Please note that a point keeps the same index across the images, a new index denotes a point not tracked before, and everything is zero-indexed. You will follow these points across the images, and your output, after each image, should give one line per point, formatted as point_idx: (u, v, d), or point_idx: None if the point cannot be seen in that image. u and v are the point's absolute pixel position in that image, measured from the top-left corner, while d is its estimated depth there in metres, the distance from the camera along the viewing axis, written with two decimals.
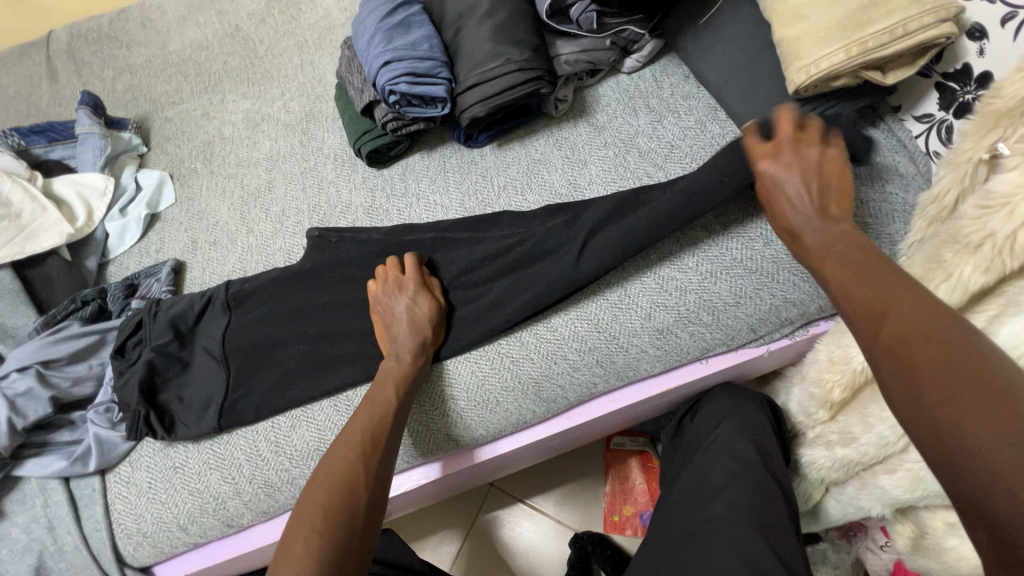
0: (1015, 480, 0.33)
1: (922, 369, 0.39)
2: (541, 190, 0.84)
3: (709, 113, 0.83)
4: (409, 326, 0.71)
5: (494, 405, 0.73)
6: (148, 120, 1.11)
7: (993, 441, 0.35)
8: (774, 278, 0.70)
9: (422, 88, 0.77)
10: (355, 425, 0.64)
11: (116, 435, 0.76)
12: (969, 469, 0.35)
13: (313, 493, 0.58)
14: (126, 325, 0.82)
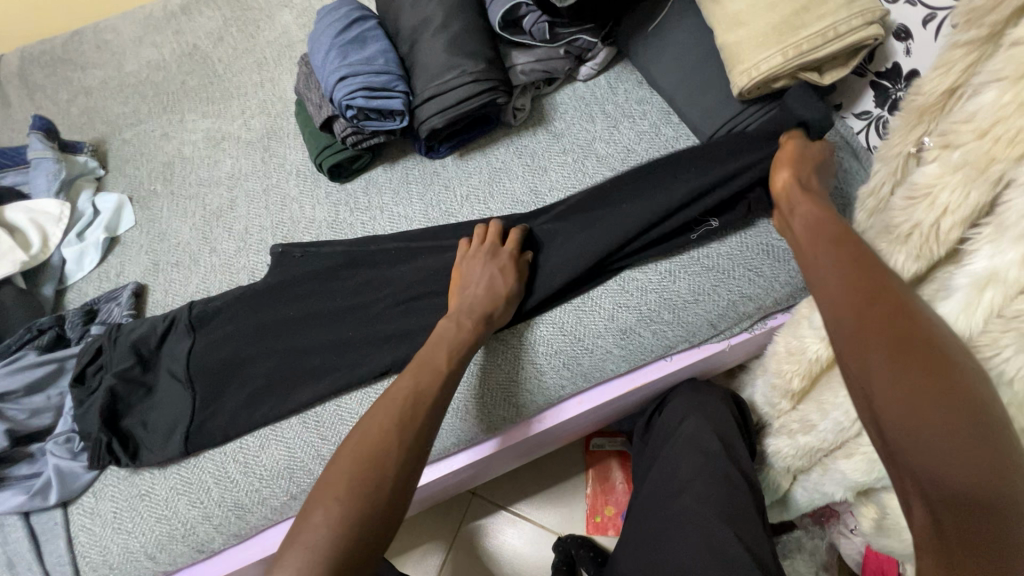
0: (955, 475, 0.35)
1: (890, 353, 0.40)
2: (503, 197, 0.85)
3: (663, 117, 0.86)
4: (485, 293, 0.71)
5: (474, 408, 0.72)
6: (105, 142, 1.09)
7: (938, 438, 0.36)
8: (730, 275, 0.73)
9: (379, 102, 0.78)
10: (397, 395, 0.62)
11: (76, 465, 0.74)
12: (914, 460, 0.37)
13: (340, 461, 0.56)
14: (84, 351, 0.80)
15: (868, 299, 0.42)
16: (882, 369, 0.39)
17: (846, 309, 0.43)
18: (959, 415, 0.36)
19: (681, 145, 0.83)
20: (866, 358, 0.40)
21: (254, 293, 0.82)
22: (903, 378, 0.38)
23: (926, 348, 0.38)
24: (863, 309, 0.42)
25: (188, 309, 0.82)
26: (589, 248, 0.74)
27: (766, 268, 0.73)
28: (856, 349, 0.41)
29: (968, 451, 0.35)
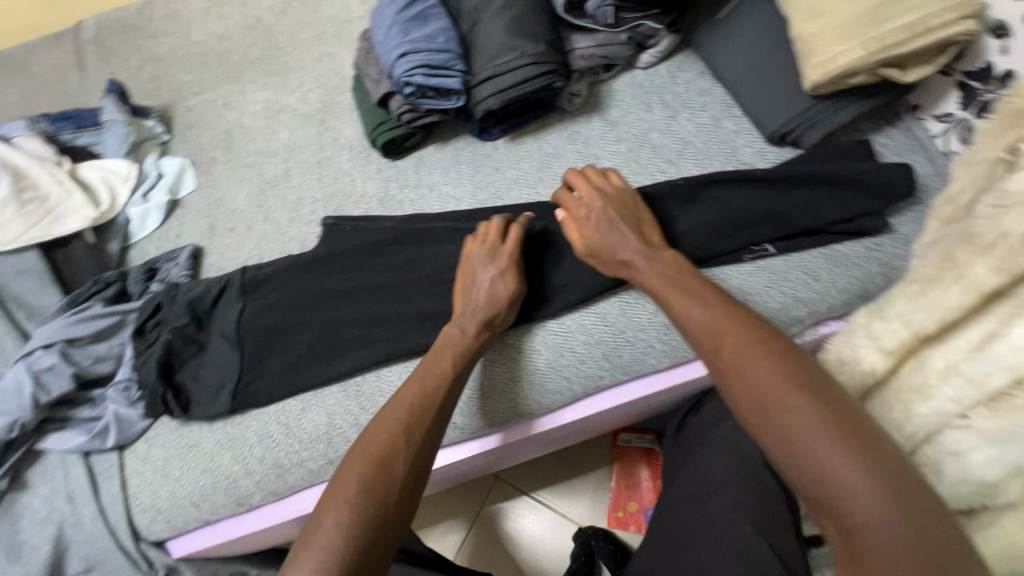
0: (863, 498, 0.42)
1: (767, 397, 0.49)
2: (553, 183, 0.84)
3: (724, 109, 0.83)
4: (489, 295, 0.69)
5: (504, 392, 0.72)
6: (171, 108, 1.14)
7: (842, 472, 0.44)
8: (784, 276, 0.70)
9: (437, 81, 0.78)
10: (403, 399, 0.63)
11: (134, 413, 0.79)
12: (830, 489, 0.44)
13: (346, 473, 0.58)
14: (145, 307, 0.84)
15: (782, 376, 0.50)
16: (797, 419, 0.47)
17: (767, 394, 0.49)
18: (880, 459, 0.44)
19: (741, 139, 0.80)
20: (796, 434, 0.46)
21: (303, 263, 0.84)
22: (840, 439, 0.45)
23: (808, 380, 0.49)
24: (782, 386, 0.49)
25: (242, 273, 0.85)
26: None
27: (823, 272, 0.70)
28: (784, 432, 0.47)
29: (870, 470, 0.43)
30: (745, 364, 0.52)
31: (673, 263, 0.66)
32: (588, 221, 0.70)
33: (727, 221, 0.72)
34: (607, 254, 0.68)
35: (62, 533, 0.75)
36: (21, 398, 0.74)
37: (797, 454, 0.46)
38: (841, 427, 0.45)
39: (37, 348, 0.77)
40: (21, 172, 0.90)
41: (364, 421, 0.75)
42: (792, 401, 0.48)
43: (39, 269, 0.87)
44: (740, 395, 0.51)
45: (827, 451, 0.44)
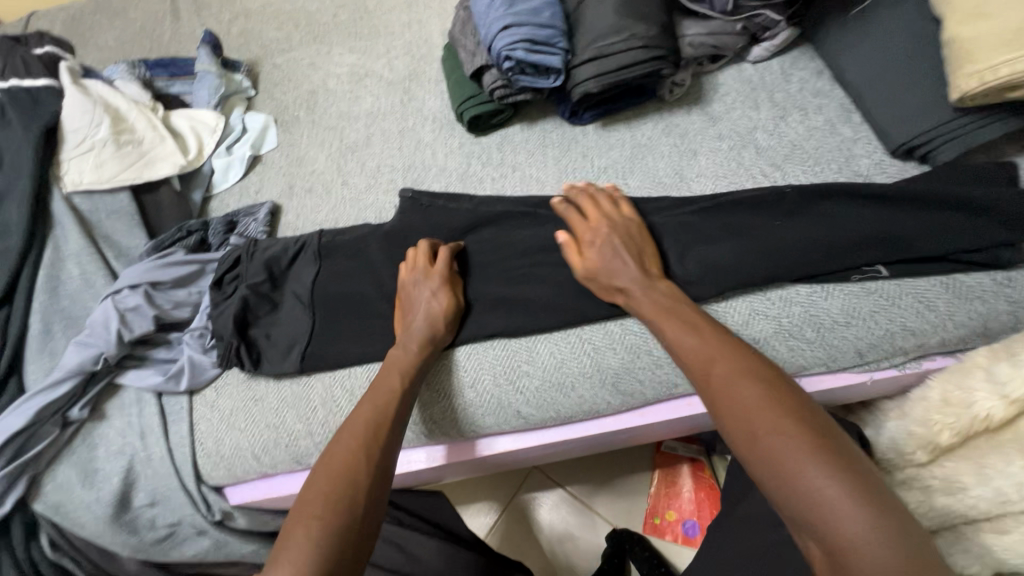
0: (831, 502, 0.44)
1: (750, 411, 0.51)
2: (644, 175, 0.80)
3: (841, 114, 0.76)
4: (427, 316, 0.71)
5: (569, 390, 0.71)
6: (258, 64, 1.15)
7: (813, 477, 0.45)
8: (895, 302, 0.65)
9: (539, 57, 0.75)
10: (357, 416, 0.63)
11: (207, 360, 0.80)
12: (801, 496, 0.45)
13: (317, 480, 0.58)
14: (225, 260, 0.85)
15: (767, 398, 0.52)
16: (776, 429, 0.49)
17: (756, 414, 0.51)
18: (861, 475, 0.45)
19: (858, 148, 0.74)
20: (783, 451, 0.48)
21: (379, 233, 0.83)
22: (815, 448, 0.47)
23: (785, 395, 0.52)
24: (765, 405, 0.51)
25: (317, 237, 0.85)
26: (735, 246, 0.68)
27: (940, 303, 0.64)
28: (770, 453, 0.48)
29: (842, 474, 0.45)
30: (734, 386, 0.54)
31: (669, 295, 0.65)
32: (593, 246, 0.69)
33: (839, 236, 0.66)
34: (605, 281, 0.68)
35: (132, 467, 0.78)
36: (107, 332, 0.77)
37: (779, 471, 0.47)
38: (821, 446, 0.47)
39: (124, 288, 0.80)
40: (120, 114, 0.91)
41: (427, 398, 0.74)
42: (771, 414, 0.50)
43: (129, 211, 0.89)
44: (729, 415, 0.53)
45: (811, 468, 0.45)
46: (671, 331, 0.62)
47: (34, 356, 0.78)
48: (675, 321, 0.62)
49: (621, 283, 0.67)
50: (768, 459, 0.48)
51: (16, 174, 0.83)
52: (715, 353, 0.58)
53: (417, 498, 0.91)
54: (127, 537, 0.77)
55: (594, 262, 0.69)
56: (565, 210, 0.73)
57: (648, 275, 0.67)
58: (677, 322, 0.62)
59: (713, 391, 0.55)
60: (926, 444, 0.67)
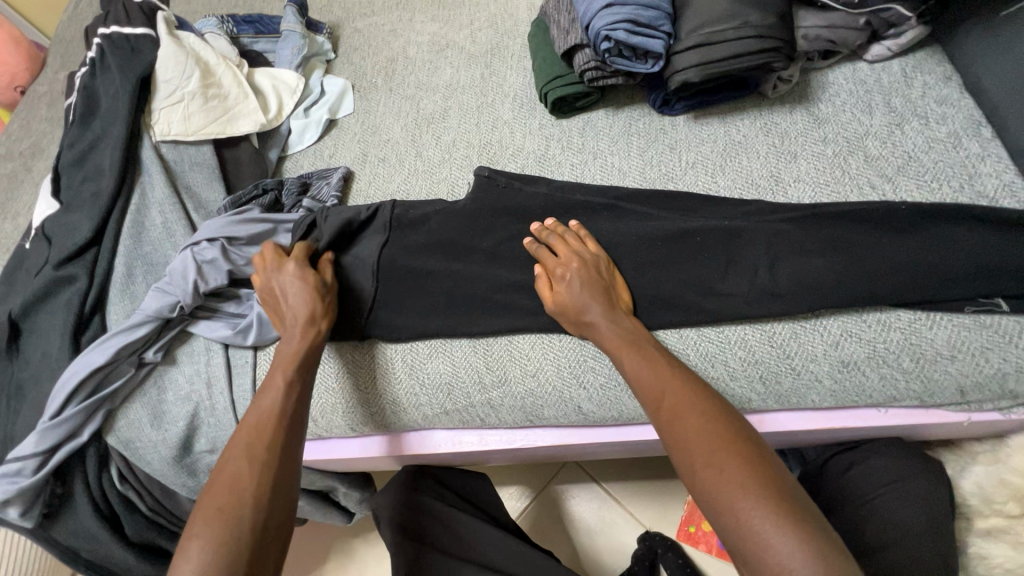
0: (762, 530, 0.43)
1: (693, 439, 0.50)
2: (735, 175, 0.75)
3: (969, 127, 0.69)
4: (302, 288, 0.72)
5: (547, 407, 0.72)
6: (339, 27, 1.14)
7: (747, 507, 0.44)
8: (1012, 341, 0.59)
9: (640, 40, 0.71)
10: (249, 433, 0.60)
11: (274, 320, 0.81)
12: (740, 528, 0.44)
13: (208, 513, 0.54)
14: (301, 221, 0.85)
15: (714, 429, 0.50)
16: (715, 456, 0.48)
17: (701, 442, 0.50)
18: (793, 507, 0.44)
19: (985, 166, 0.67)
20: (725, 484, 0.46)
21: (450, 211, 0.82)
22: (752, 476, 0.46)
23: (726, 422, 0.51)
24: (708, 434, 0.50)
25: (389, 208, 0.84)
26: (832, 260, 0.64)
27: None
28: (714, 483, 0.47)
29: (772, 502, 0.44)
30: (684, 413, 0.52)
31: (634, 331, 0.64)
32: (563, 281, 0.67)
33: (951, 262, 0.61)
34: (576, 315, 0.66)
35: (197, 414, 0.80)
36: (185, 283, 0.79)
37: (719, 503, 0.46)
38: (759, 475, 0.46)
39: (202, 241, 0.81)
40: (209, 68, 0.92)
41: (364, 381, 0.78)
42: (710, 443, 0.49)
43: (211, 164, 0.91)
44: (675, 444, 0.51)
45: (751, 505, 0.44)
46: (625, 357, 0.61)
47: (116, 297, 0.81)
48: (625, 345, 0.61)
49: (587, 317, 0.65)
50: (710, 489, 0.47)
51: (111, 120, 0.86)
52: (665, 379, 0.56)
53: (461, 475, 0.89)
54: (187, 479, 0.80)
55: (565, 297, 0.67)
56: (548, 239, 0.72)
57: (614, 307, 0.66)
58: (628, 346, 0.61)
59: (661, 420, 0.54)
60: (1022, 495, 0.62)
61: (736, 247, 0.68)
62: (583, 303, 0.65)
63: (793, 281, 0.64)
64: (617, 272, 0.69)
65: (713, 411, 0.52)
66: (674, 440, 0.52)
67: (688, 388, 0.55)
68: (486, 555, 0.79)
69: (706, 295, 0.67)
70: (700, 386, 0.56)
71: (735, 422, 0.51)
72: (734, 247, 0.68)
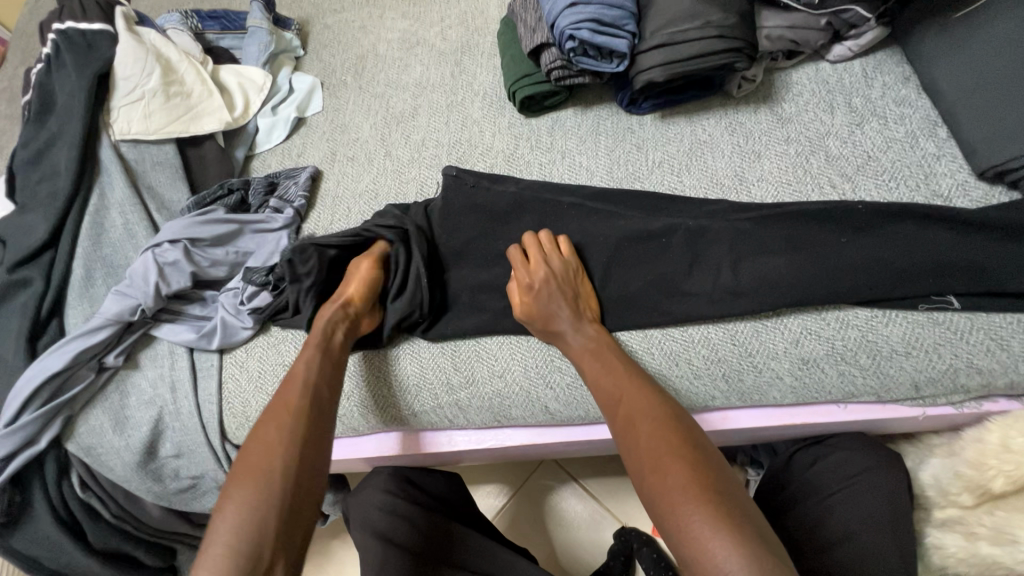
0: (696, 530, 0.43)
1: (643, 445, 0.51)
2: (700, 174, 0.76)
3: (925, 127, 0.71)
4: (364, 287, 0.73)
5: (534, 405, 0.71)
6: (309, 23, 1.12)
7: (684, 508, 0.45)
8: (963, 337, 0.60)
9: (604, 39, 0.71)
10: (281, 406, 0.59)
11: (241, 323, 0.80)
12: (677, 529, 0.45)
13: (241, 484, 0.51)
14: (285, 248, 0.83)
15: (666, 431, 0.52)
16: (660, 460, 0.49)
17: (649, 447, 0.51)
18: (730, 510, 0.44)
19: (940, 166, 0.68)
20: (667, 487, 0.47)
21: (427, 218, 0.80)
22: (691, 477, 0.47)
23: (676, 427, 0.52)
24: (657, 439, 0.51)
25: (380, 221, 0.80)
26: (790, 258, 0.65)
27: (1015, 343, 0.59)
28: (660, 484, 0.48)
29: (708, 503, 0.45)
30: (638, 420, 0.54)
31: (597, 340, 0.65)
32: (534, 290, 0.67)
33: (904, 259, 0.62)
34: (543, 323, 0.66)
35: (161, 419, 0.79)
36: (146, 285, 0.77)
37: (660, 505, 0.47)
38: (699, 478, 0.47)
39: (164, 242, 0.79)
40: (171, 65, 0.91)
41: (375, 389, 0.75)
42: (657, 446, 0.50)
43: (174, 164, 0.89)
44: (629, 451, 0.53)
45: (688, 507, 0.45)
46: (590, 368, 0.62)
47: (75, 301, 0.79)
48: (592, 357, 0.63)
49: (555, 325, 0.66)
50: (654, 492, 0.48)
51: (68, 118, 0.83)
52: (624, 388, 0.58)
53: (435, 475, 0.88)
54: (152, 485, 0.79)
55: (534, 304, 0.67)
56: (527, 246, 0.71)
57: (582, 316, 0.67)
58: (593, 358, 0.63)
59: (619, 429, 0.55)
60: (975, 487, 0.64)
61: (698, 248, 0.69)
62: (554, 314, 0.66)
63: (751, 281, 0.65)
64: (587, 280, 0.70)
65: (665, 417, 0.53)
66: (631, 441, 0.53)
67: (648, 394, 0.56)
68: (458, 554, 0.78)
69: (670, 294, 0.68)
70: (658, 394, 0.57)
71: (687, 428, 0.52)
72: (696, 248, 0.69)
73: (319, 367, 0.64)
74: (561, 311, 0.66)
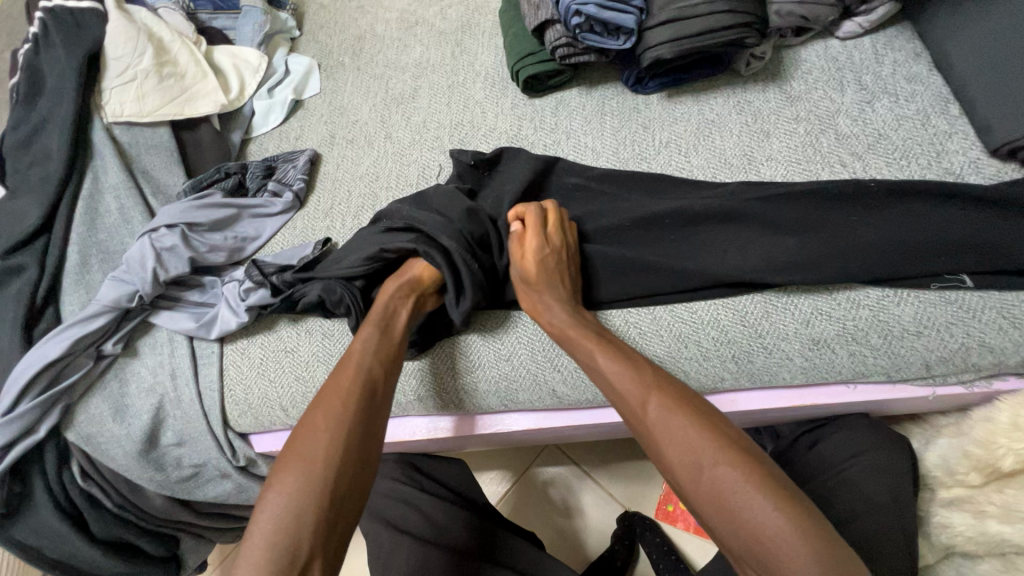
0: (765, 523, 0.42)
1: (677, 435, 0.48)
2: (708, 154, 0.74)
3: (937, 104, 0.70)
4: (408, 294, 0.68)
5: (541, 386, 0.70)
6: (304, 4, 1.10)
7: (746, 499, 0.43)
8: (975, 316, 0.60)
9: (611, 15, 0.69)
10: (329, 393, 0.56)
11: (235, 318, 0.77)
12: (739, 523, 0.43)
13: (284, 476, 0.50)
14: (303, 258, 0.79)
15: (682, 410, 0.49)
16: (703, 449, 0.46)
17: (685, 435, 0.48)
18: (789, 494, 0.43)
19: (952, 143, 0.67)
20: (719, 477, 0.44)
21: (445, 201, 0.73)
22: (745, 466, 0.45)
23: (704, 410, 0.50)
24: (690, 425, 0.48)
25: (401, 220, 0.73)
26: (800, 238, 0.64)
27: None
28: (691, 468, 0.46)
29: (771, 491, 0.43)
30: (660, 405, 0.50)
31: (593, 323, 0.63)
32: (525, 280, 0.65)
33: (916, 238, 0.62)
34: (536, 293, 0.64)
35: (162, 407, 0.77)
36: (143, 271, 0.75)
37: (715, 498, 0.44)
38: (751, 464, 0.45)
39: (161, 227, 0.78)
40: (163, 46, 0.88)
41: (440, 381, 0.73)
42: (695, 436, 0.47)
43: (169, 147, 0.87)
44: (657, 438, 0.49)
45: (751, 497, 0.43)
46: (590, 350, 0.58)
47: (70, 287, 0.78)
48: (591, 340, 0.59)
49: (552, 313, 0.63)
50: (703, 484, 0.45)
51: (58, 100, 0.81)
52: (633, 371, 0.54)
53: (438, 462, 0.89)
54: (154, 473, 0.78)
55: (534, 270, 0.65)
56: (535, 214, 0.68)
57: (573, 298, 0.65)
58: (594, 340, 0.59)
59: (638, 417, 0.51)
60: (983, 466, 0.64)
61: (705, 232, 0.69)
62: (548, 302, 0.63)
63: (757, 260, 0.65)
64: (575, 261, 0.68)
65: (688, 400, 0.50)
66: (641, 422, 0.51)
67: (660, 377, 0.54)
68: (461, 540, 0.78)
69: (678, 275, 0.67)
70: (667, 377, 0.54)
71: (709, 408, 0.50)
72: (703, 231, 0.69)
73: (375, 350, 0.61)
74: (554, 299, 0.64)
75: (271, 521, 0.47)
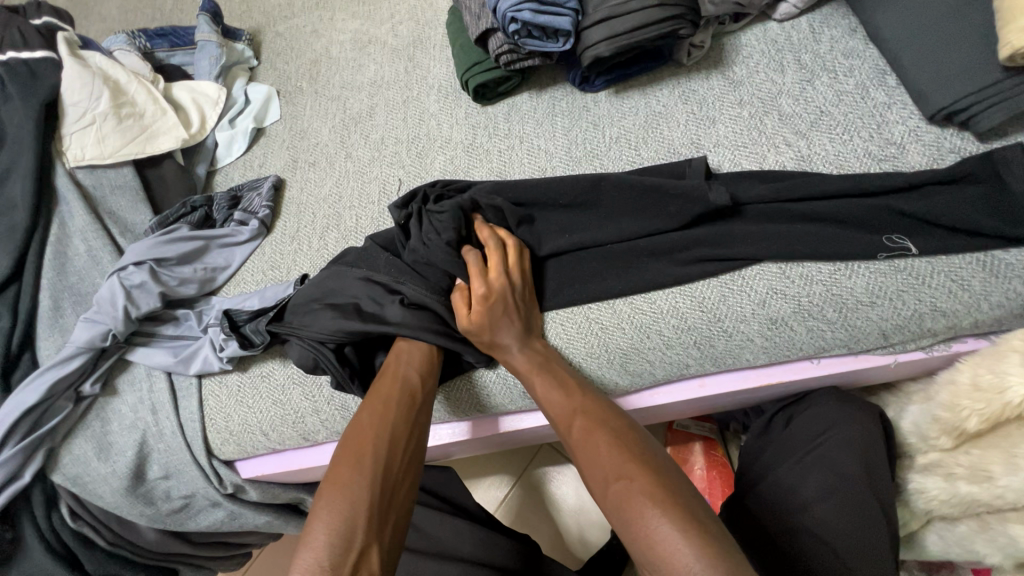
0: (672, 555, 0.45)
1: (610, 479, 0.52)
2: (657, 145, 0.76)
3: (875, 76, 0.71)
4: (425, 351, 0.68)
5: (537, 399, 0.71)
6: (260, 33, 1.11)
7: (660, 532, 0.46)
8: (925, 281, 0.60)
9: (547, 18, 0.70)
10: (373, 404, 0.62)
11: (217, 360, 0.78)
12: (655, 555, 0.46)
13: (332, 481, 0.55)
14: (278, 301, 0.77)
15: (621, 446, 0.54)
16: (630, 490, 0.50)
17: (617, 475, 0.52)
18: (704, 524, 0.46)
19: (892, 114, 0.68)
20: (639, 513, 0.48)
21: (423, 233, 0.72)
22: (663, 504, 0.48)
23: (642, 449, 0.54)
24: (622, 466, 0.52)
25: (390, 271, 0.73)
26: (615, 207, 0.70)
27: (975, 283, 0.59)
28: (628, 513, 0.49)
29: (688, 519, 0.46)
30: (601, 446, 0.55)
31: (544, 352, 0.66)
32: (496, 333, 0.65)
33: (758, 212, 0.67)
34: (487, 335, 0.65)
35: (145, 441, 0.78)
36: (114, 310, 0.76)
37: (637, 534, 0.48)
38: (671, 499, 0.48)
39: (129, 265, 0.79)
40: (120, 87, 0.90)
41: (451, 400, 0.73)
42: (623, 475, 0.51)
43: (133, 185, 0.88)
44: (595, 477, 0.54)
45: (666, 530, 0.46)
46: (542, 386, 0.62)
47: (45, 332, 0.79)
48: (547, 375, 0.63)
49: (508, 352, 0.65)
50: (628, 520, 0.49)
51: (19, 150, 0.83)
52: (578, 412, 0.59)
53: (427, 472, 0.91)
54: (144, 508, 0.79)
55: (482, 314, 0.64)
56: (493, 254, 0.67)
57: (528, 331, 0.67)
58: (548, 376, 0.63)
59: (583, 457, 0.56)
60: (951, 429, 0.64)
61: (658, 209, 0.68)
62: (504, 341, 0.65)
63: (583, 225, 0.70)
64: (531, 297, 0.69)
65: (630, 441, 0.54)
66: (584, 457, 0.56)
67: (607, 419, 0.57)
68: (454, 548, 0.79)
69: (618, 265, 0.69)
70: (617, 417, 0.58)
71: (648, 449, 0.54)
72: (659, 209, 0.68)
73: (416, 368, 0.67)
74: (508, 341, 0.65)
75: (324, 517, 0.52)
